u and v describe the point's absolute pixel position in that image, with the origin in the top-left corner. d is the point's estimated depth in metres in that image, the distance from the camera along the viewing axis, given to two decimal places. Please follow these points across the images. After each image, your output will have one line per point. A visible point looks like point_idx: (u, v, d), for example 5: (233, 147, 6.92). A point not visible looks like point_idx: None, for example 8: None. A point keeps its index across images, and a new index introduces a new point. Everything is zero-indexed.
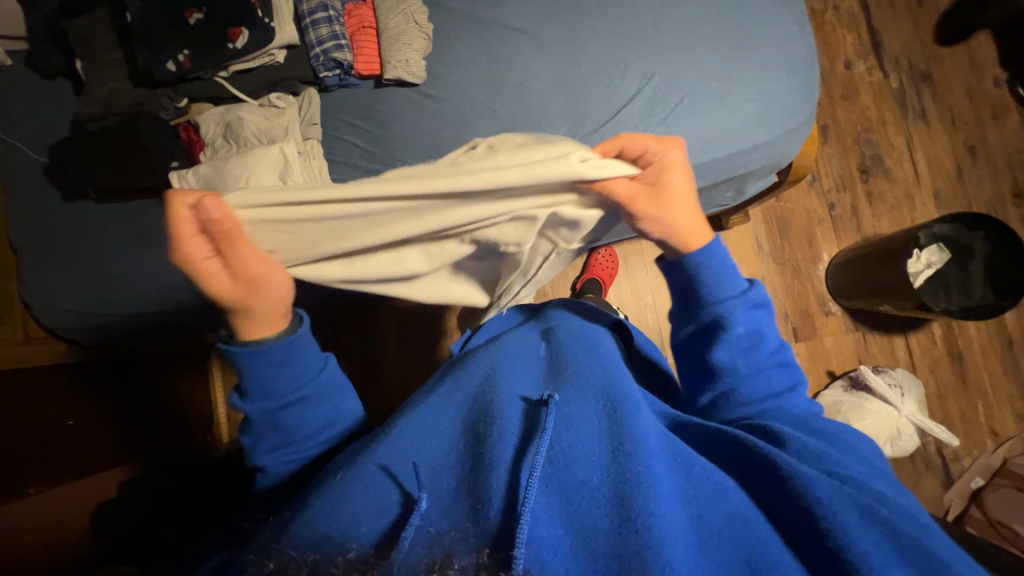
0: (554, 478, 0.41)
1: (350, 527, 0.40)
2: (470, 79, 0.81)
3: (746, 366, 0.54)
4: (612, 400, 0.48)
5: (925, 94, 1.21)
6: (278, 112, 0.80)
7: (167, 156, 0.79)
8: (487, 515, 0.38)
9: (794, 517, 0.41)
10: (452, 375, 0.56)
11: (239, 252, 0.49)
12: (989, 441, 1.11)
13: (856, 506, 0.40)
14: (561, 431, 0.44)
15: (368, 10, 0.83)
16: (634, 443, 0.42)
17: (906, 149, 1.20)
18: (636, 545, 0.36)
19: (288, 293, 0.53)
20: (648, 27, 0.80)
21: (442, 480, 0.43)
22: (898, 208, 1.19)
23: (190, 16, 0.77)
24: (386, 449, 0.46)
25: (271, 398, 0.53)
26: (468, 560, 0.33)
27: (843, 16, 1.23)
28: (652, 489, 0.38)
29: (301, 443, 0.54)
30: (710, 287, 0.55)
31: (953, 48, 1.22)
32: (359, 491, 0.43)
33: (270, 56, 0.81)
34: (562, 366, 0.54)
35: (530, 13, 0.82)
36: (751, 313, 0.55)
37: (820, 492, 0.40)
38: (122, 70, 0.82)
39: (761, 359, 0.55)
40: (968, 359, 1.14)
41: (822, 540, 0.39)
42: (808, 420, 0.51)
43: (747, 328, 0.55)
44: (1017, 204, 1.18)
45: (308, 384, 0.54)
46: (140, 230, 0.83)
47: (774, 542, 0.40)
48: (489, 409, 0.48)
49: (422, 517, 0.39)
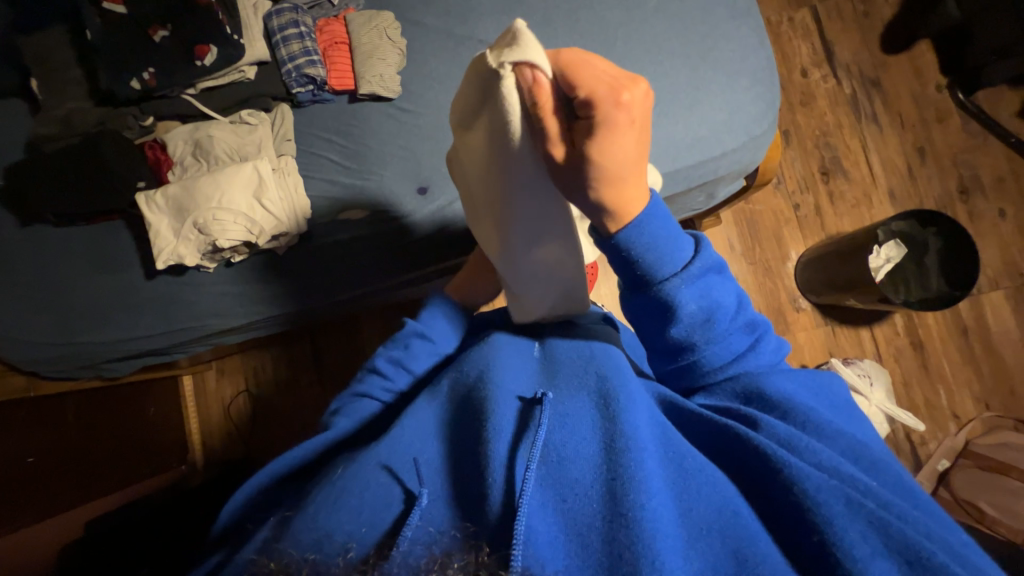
0: (548, 476, 0.42)
1: (350, 525, 0.39)
2: (446, 93, 0.81)
3: (705, 341, 0.50)
4: (604, 394, 0.48)
5: (875, 99, 1.29)
6: (250, 129, 0.79)
7: (134, 176, 0.76)
8: (488, 509, 0.39)
9: (781, 502, 0.41)
10: (450, 372, 0.57)
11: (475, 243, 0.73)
12: (952, 424, 1.17)
13: (842, 497, 0.39)
14: (555, 430, 0.45)
15: (341, 26, 0.83)
16: (628, 439, 0.42)
17: (861, 151, 1.27)
18: (625, 542, 0.36)
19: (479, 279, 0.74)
20: (617, 40, 0.82)
21: (439, 478, 0.44)
22: (858, 207, 1.25)
23: (155, 34, 0.76)
24: (386, 448, 0.46)
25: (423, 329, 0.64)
26: (466, 559, 0.31)
27: (798, 27, 1.30)
28: (644, 483, 0.39)
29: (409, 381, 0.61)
30: (648, 268, 0.48)
31: (899, 56, 1.30)
32: (353, 493, 0.42)
33: (240, 72, 0.80)
34: (556, 367, 0.54)
35: (503, 28, 0.83)
36: (700, 286, 0.49)
37: (807, 485, 0.40)
38: (83, 88, 0.79)
39: (719, 333, 0.50)
40: (929, 347, 1.20)
41: (808, 521, 0.39)
42: (764, 390, 0.49)
43: (700, 301, 0.48)
44: (964, 201, 1.26)
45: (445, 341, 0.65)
46: (106, 253, 0.80)
47: (762, 532, 0.39)
48: (484, 405, 0.48)
49: (422, 516, 0.39)
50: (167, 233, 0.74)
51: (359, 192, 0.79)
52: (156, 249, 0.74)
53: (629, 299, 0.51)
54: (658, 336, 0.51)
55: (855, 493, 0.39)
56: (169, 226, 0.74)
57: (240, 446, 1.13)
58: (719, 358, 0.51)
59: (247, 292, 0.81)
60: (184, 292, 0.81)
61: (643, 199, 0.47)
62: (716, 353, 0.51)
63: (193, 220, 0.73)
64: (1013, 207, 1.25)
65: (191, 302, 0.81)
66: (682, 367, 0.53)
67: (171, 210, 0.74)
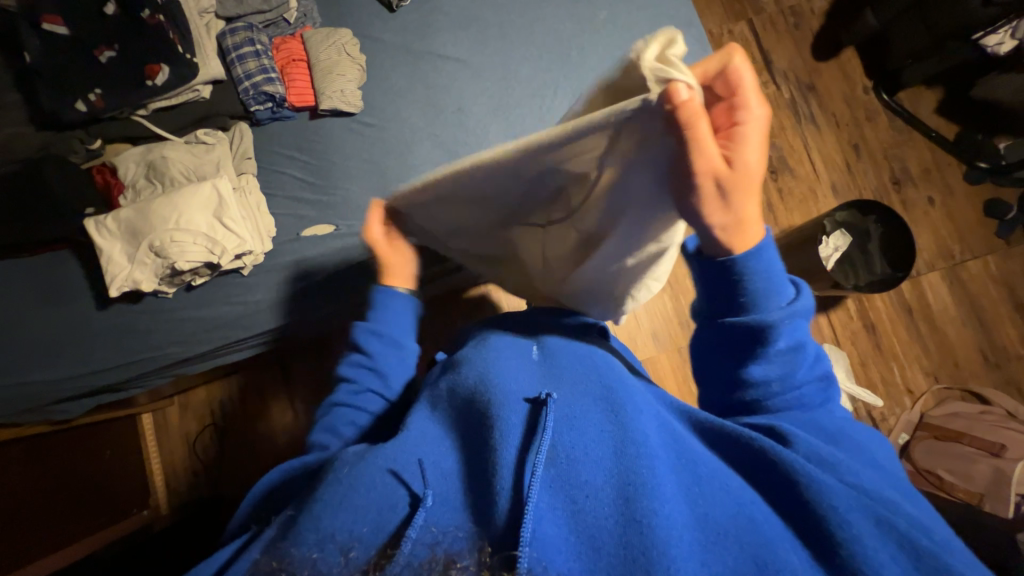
0: (557, 478, 0.41)
1: (351, 525, 0.39)
2: (408, 105, 0.82)
3: (780, 382, 0.50)
4: (613, 402, 0.48)
5: (812, 102, 1.39)
6: (207, 148, 0.77)
7: (82, 203, 0.73)
8: (495, 514, 0.38)
9: (790, 505, 0.42)
10: (450, 376, 0.56)
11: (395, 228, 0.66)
12: (907, 398, 1.24)
13: (870, 515, 0.40)
14: (563, 432, 0.44)
15: (298, 43, 0.83)
16: (637, 445, 0.43)
17: (803, 150, 1.37)
18: (641, 545, 0.36)
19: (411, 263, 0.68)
20: (572, 51, 0.86)
21: (447, 480, 0.42)
22: (805, 201, 1.34)
23: (101, 54, 0.74)
24: (389, 452, 0.45)
25: (373, 326, 0.64)
26: (471, 560, 0.32)
27: (737, 38, 1.40)
28: (656, 490, 0.39)
29: (373, 381, 0.62)
30: (760, 297, 0.48)
31: (828, 62, 1.41)
32: (359, 492, 0.41)
33: (195, 92, 0.78)
34: (560, 371, 0.54)
35: (460, 42, 0.85)
36: (793, 328, 0.50)
37: (824, 490, 0.41)
38: (22, 113, 0.76)
39: (796, 375, 0.50)
40: (880, 328, 1.28)
41: (827, 529, 0.39)
42: (821, 422, 0.49)
43: (789, 339, 0.50)
44: (897, 191, 1.36)
45: (396, 327, 0.64)
46: (55, 285, 0.75)
47: (784, 538, 0.40)
48: (489, 408, 0.46)
49: (427, 518, 0.38)
50: (120, 258, 0.71)
51: (326, 208, 0.79)
52: (110, 276, 0.70)
53: (715, 333, 0.52)
54: (733, 371, 0.52)
55: (886, 513, 0.40)
56: (122, 250, 0.71)
57: (207, 484, 1.07)
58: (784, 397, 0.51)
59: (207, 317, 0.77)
60: (142, 320, 0.77)
61: (761, 225, 0.47)
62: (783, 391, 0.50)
63: (149, 243, 0.70)
64: (941, 195, 1.37)
65: (148, 331, 0.77)
66: (749, 403, 0.52)
67: (124, 234, 0.71)
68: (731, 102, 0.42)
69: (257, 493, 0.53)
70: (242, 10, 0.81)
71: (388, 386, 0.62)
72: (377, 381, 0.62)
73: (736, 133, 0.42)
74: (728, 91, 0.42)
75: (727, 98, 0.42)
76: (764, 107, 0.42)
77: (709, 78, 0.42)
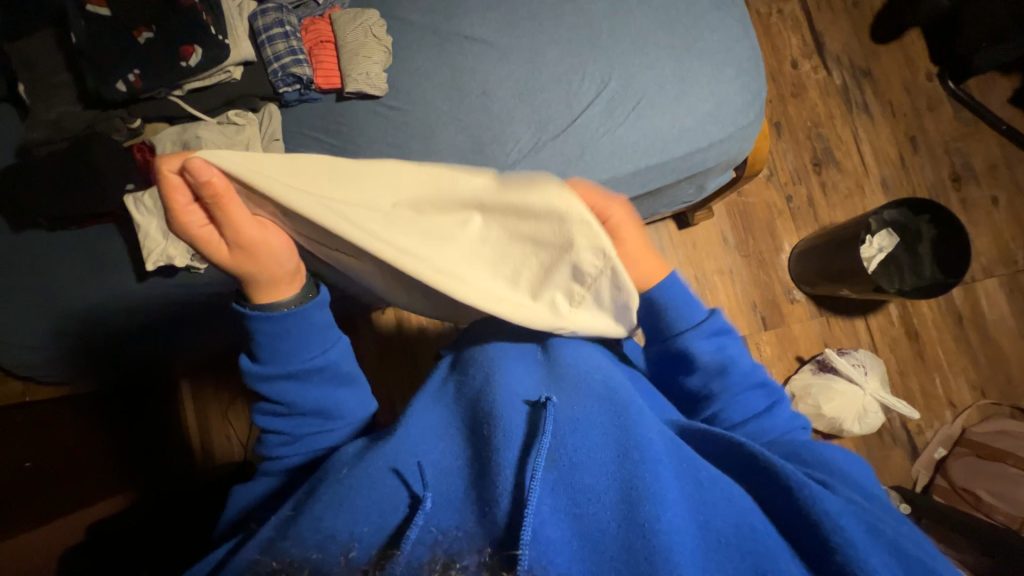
0: (559, 481, 0.41)
1: (353, 526, 0.40)
2: (432, 88, 0.82)
3: (723, 392, 0.56)
4: (617, 403, 0.47)
5: (866, 89, 1.29)
6: (238, 129, 0.79)
7: (124, 179, 0.76)
8: (497, 515, 0.38)
9: (797, 522, 0.40)
10: (455, 376, 0.57)
11: (230, 215, 0.49)
12: (948, 412, 1.17)
13: (861, 522, 0.39)
14: (564, 435, 0.44)
15: (326, 24, 0.83)
16: (640, 450, 0.42)
17: (853, 142, 1.27)
18: (644, 550, 0.36)
19: (289, 255, 0.53)
20: (602, 33, 0.82)
21: (449, 479, 0.43)
22: (850, 197, 1.25)
23: (140, 35, 0.76)
24: (392, 450, 0.46)
25: (266, 371, 0.54)
26: (472, 559, 0.32)
27: (787, 18, 1.30)
28: (658, 495, 0.38)
29: (295, 420, 0.56)
30: (670, 321, 0.57)
31: (888, 46, 1.30)
32: (360, 493, 0.43)
33: (227, 72, 0.80)
34: (562, 369, 0.53)
35: (487, 23, 0.83)
36: (718, 345, 0.57)
37: (827, 506, 0.39)
38: (70, 92, 0.80)
39: (734, 386, 0.56)
40: (924, 336, 1.20)
41: (828, 546, 0.38)
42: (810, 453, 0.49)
43: (716, 355, 0.56)
44: (956, 189, 1.25)
45: (297, 361, 0.54)
46: (99, 256, 0.80)
47: (782, 550, 0.39)
48: (491, 409, 0.47)
49: (428, 518, 0.39)
50: (155, 233, 0.74)
51: None
52: (146, 250, 0.74)
53: (657, 350, 0.59)
54: (679, 387, 0.59)
55: (874, 519, 0.40)
56: (158, 226, 0.74)
57: (237, 449, 1.14)
58: (733, 409, 0.56)
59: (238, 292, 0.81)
60: (176, 292, 0.81)
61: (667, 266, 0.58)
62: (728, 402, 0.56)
63: None
64: (1007, 195, 1.25)
65: (184, 303, 0.81)
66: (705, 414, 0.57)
67: (160, 211, 0.74)
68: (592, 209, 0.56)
69: (256, 489, 0.57)
70: None
71: (314, 420, 0.56)
72: (299, 421, 0.56)
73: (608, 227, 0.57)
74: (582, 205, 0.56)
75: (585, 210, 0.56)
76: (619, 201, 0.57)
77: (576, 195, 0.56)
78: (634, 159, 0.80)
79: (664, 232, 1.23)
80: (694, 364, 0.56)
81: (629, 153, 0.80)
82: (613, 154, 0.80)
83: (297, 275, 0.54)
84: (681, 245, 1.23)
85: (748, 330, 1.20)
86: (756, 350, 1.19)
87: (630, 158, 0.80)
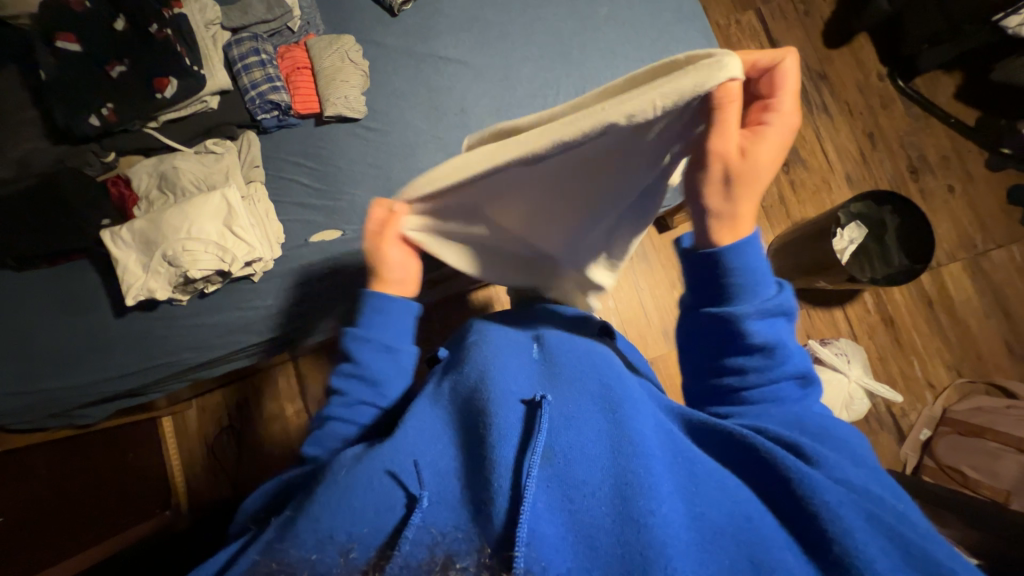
0: (553, 479, 0.41)
1: (351, 526, 0.39)
2: (411, 109, 0.83)
3: (759, 373, 0.50)
4: (610, 401, 0.48)
5: (824, 91, 1.36)
6: (216, 157, 0.78)
7: (100, 214, 0.76)
8: (492, 516, 0.38)
9: (787, 505, 0.41)
10: (452, 377, 0.57)
11: (385, 248, 0.62)
12: (928, 393, 1.21)
13: (863, 512, 0.39)
14: (559, 435, 0.44)
15: (302, 51, 0.84)
16: (634, 444, 0.43)
17: (816, 140, 1.34)
18: (638, 544, 0.36)
19: (397, 269, 0.63)
20: (573, 49, 0.85)
21: (443, 480, 0.43)
22: (818, 193, 1.31)
23: (112, 69, 0.75)
24: (389, 452, 0.46)
25: (363, 334, 0.60)
26: (469, 561, 0.33)
27: (745, 28, 1.37)
28: (652, 489, 0.39)
29: (362, 384, 0.58)
30: (735, 292, 0.49)
31: (840, 50, 1.38)
32: (356, 493, 0.42)
33: (202, 102, 0.79)
34: (559, 371, 0.54)
35: (462, 43, 0.85)
36: (773, 322, 0.49)
37: (827, 497, 0.39)
38: (39, 128, 0.78)
39: (777, 369, 0.50)
40: (898, 321, 1.25)
41: (818, 524, 0.39)
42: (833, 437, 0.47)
43: (768, 334, 0.49)
44: (915, 179, 1.32)
45: (394, 333, 0.61)
46: (74, 294, 0.78)
47: (775, 534, 0.39)
48: (487, 407, 0.47)
49: (424, 518, 0.39)
50: (135, 267, 0.72)
51: (333, 212, 0.80)
52: (126, 285, 0.72)
53: (698, 317, 0.52)
54: (714, 362, 0.52)
55: (875, 509, 0.40)
56: (137, 260, 0.73)
57: (226, 486, 1.09)
58: (770, 390, 0.50)
59: (222, 324, 0.79)
60: (158, 328, 0.79)
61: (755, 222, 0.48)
62: (765, 383, 0.50)
63: (161, 253, 0.71)
64: (961, 183, 1.32)
65: (165, 337, 0.79)
66: (734, 393, 0.51)
67: (139, 244, 0.73)
68: (774, 96, 0.45)
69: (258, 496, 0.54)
70: (248, 20, 0.83)
71: (376, 390, 0.59)
72: (367, 387, 0.59)
73: (762, 127, 0.45)
74: (778, 86, 0.45)
75: (772, 92, 0.45)
76: (796, 112, 0.45)
77: (764, 67, 0.45)
78: None
79: (645, 237, 1.27)
80: (744, 343, 0.49)
81: None
82: None
83: (407, 286, 0.64)
84: (663, 248, 1.27)
85: None
86: None
87: None
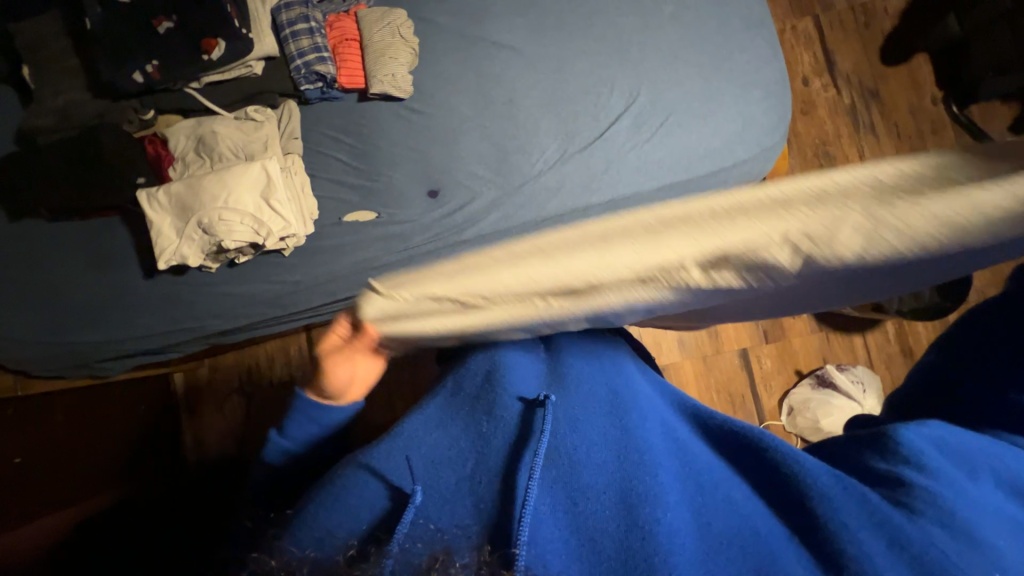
0: (557, 479, 0.41)
1: (352, 525, 0.41)
2: (459, 94, 0.80)
3: None
4: (618, 407, 0.46)
5: (874, 110, 1.31)
6: (256, 125, 0.76)
7: (135, 173, 0.73)
8: (482, 508, 0.40)
9: (802, 519, 0.39)
10: (449, 364, 0.55)
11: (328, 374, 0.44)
12: None
13: (884, 536, 0.36)
14: (562, 433, 0.44)
15: (352, 22, 0.81)
16: (641, 452, 0.42)
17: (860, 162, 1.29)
18: (641, 552, 0.36)
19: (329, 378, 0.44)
20: (632, 47, 0.82)
21: (437, 473, 0.43)
22: None
23: (159, 25, 0.72)
24: (375, 447, 0.44)
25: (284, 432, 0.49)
26: (470, 558, 0.33)
27: (801, 35, 1.32)
28: (658, 497, 0.39)
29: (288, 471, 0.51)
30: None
31: (897, 68, 1.32)
32: (350, 492, 0.42)
33: (247, 67, 0.77)
34: (563, 361, 0.50)
35: (517, 30, 0.82)
36: None
37: (846, 518, 0.37)
38: (79, 78, 0.76)
39: None
40: (918, 354, 1.24)
41: (836, 541, 0.36)
42: None
43: None
44: None
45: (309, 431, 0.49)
46: (103, 251, 0.77)
47: (788, 547, 0.37)
48: (490, 407, 0.46)
49: (421, 512, 0.40)
50: (170, 231, 0.71)
51: (369, 194, 0.78)
52: (159, 250, 0.71)
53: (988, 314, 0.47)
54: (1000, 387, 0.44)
55: (903, 528, 0.36)
56: (172, 224, 0.71)
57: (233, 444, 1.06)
58: None
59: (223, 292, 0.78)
60: (185, 290, 0.78)
61: None
62: None
63: (197, 220, 0.70)
64: None
65: (190, 301, 0.78)
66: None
67: (175, 208, 0.71)
68: None
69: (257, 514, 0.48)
70: None
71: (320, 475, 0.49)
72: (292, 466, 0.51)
73: None
74: None
75: None
76: None
77: None
78: (659, 176, 0.79)
79: None
80: None
81: (653, 171, 0.79)
82: (638, 169, 0.79)
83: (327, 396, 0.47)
84: None
85: (750, 343, 1.24)
86: (757, 363, 1.24)
87: (655, 175, 0.79)
